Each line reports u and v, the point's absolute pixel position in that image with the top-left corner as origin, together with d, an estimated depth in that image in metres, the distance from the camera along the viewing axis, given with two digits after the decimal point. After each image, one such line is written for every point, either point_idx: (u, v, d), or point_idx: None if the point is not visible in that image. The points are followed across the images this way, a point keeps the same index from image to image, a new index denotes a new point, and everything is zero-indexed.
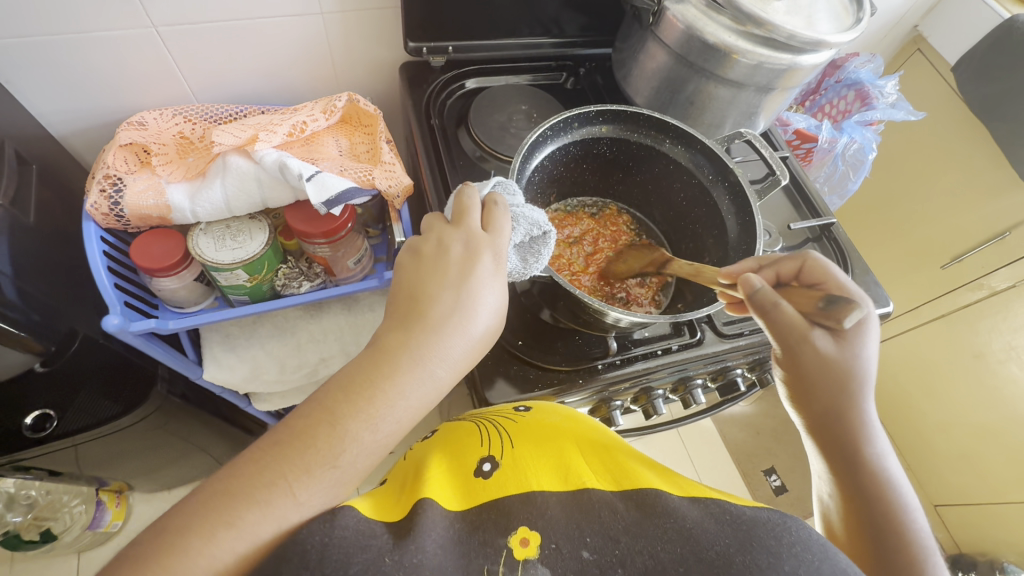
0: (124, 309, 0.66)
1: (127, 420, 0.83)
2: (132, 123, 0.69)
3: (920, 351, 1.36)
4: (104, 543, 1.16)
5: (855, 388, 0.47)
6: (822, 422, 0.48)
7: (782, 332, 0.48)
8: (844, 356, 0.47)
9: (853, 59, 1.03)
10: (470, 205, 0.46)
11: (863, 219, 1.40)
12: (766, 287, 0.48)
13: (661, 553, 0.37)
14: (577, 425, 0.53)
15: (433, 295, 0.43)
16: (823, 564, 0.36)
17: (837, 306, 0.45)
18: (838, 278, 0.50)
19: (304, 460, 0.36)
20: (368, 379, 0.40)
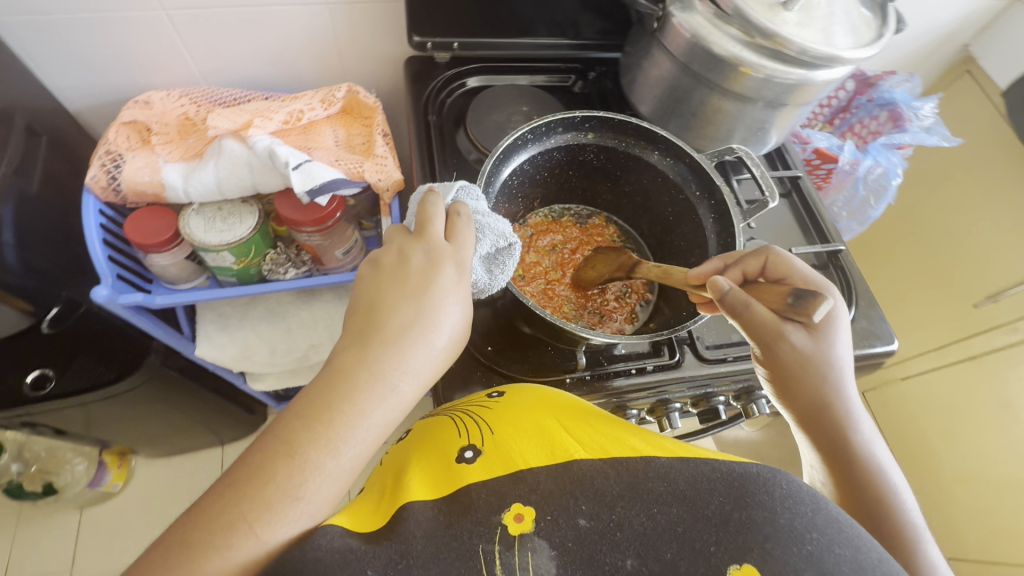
0: (116, 281, 0.68)
1: (122, 386, 0.86)
2: (138, 102, 0.71)
3: (945, 393, 1.27)
4: (104, 502, 1.21)
5: (835, 380, 0.47)
6: (808, 416, 0.48)
7: (758, 332, 0.47)
8: (819, 350, 0.47)
9: (888, 78, 0.97)
10: (432, 210, 0.44)
11: (892, 250, 1.34)
12: (735, 288, 0.47)
13: (658, 513, 0.38)
14: (555, 398, 0.52)
15: (393, 312, 0.40)
16: (818, 517, 0.36)
17: (806, 302, 0.44)
18: (802, 272, 0.49)
19: (263, 496, 0.34)
20: (327, 404, 0.37)
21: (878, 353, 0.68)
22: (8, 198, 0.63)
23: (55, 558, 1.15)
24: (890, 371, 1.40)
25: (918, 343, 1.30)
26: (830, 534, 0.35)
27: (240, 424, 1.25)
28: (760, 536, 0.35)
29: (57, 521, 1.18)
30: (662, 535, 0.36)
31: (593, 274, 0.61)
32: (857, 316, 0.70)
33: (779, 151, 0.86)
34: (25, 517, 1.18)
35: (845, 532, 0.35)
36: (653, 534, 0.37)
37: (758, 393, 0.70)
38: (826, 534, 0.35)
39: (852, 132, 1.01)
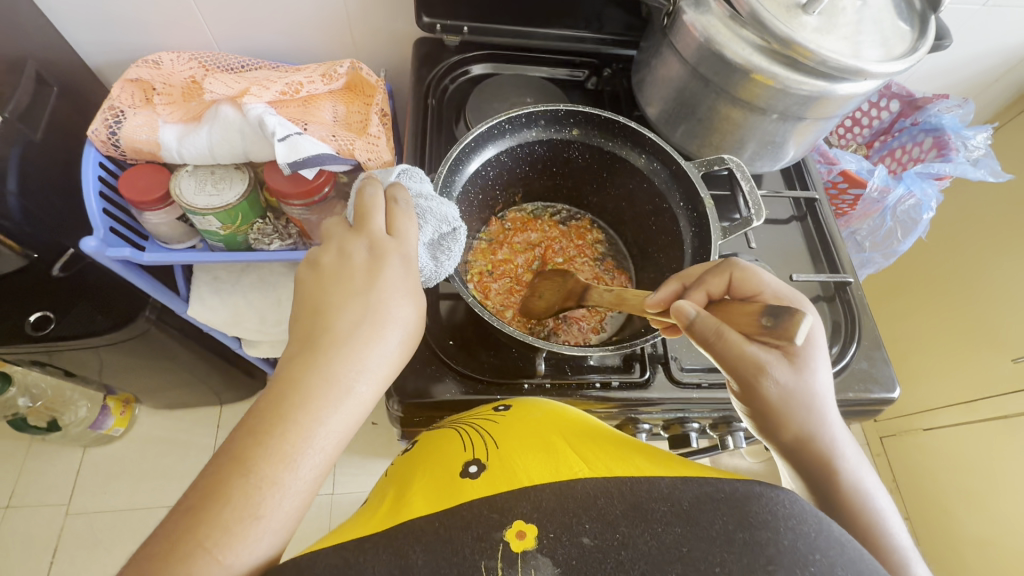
0: (108, 233, 0.68)
1: (120, 336, 0.84)
2: (148, 60, 0.73)
3: (970, 451, 1.15)
4: (106, 446, 1.26)
5: (818, 410, 0.43)
6: (792, 451, 0.44)
7: (733, 364, 0.43)
8: (801, 378, 0.43)
9: (938, 101, 0.88)
10: (369, 204, 0.41)
11: (929, 293, 1.27)
12: (705, 315, 0.43)
13: (663, 532, 0.33)
14: (564, 418, 0.48)
15: (339, 312, 0.38)
16: (822, 538, 0.32)
17: (783, 322, 0.40)
18: (772, 288, 0.46)
19: (219, 517, 0.31)
20: (279, 414, 0.35)
21: (875, 399, 0.62)
22: (13, 142, 0.65)
23: (55, 492, 1.21)
24: (912, 421, 1.30)
25: (950, 394, 1.20)
26: (835, 558, 0.31)
27: (239, 388, 1.27)
28: (766, 560, 0.30)
29: (61, 457, 1.24)
30: (667, 556, 0.31)
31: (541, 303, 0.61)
32: (856, 356, 0.64)
33: (800, 169, 0.80)
34: (34, 449, 1.24)
35: (851, 554, 0.32)
36: (659, 555, 0.32)
37: (737, 425, 0.65)
38: (830, 558, 0.31)
39: (891, 157, 0.94)
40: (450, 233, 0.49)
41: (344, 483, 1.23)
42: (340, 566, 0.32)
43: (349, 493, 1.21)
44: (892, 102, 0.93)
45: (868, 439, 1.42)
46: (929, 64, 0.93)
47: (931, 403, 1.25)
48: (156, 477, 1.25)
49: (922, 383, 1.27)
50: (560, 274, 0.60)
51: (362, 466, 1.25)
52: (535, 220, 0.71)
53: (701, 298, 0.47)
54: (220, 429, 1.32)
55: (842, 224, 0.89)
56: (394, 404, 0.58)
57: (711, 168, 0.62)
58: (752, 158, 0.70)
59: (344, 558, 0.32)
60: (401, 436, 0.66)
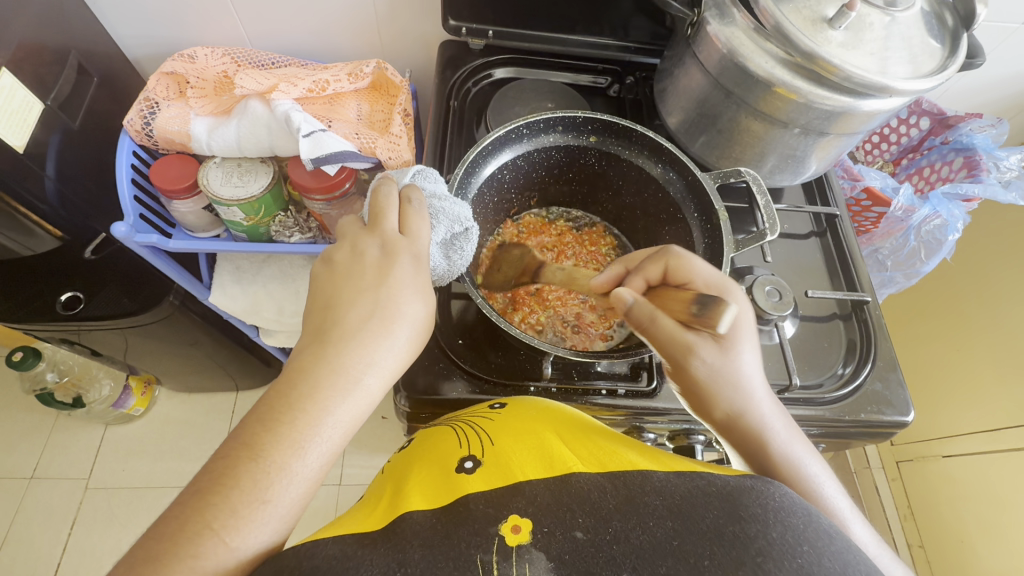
0: (137, 220, 0.70)
1: (145, 318, 0.88)
2: (183, 55, 0.75)
3: (990, 481, 1.11)
4: (126, 424, 1.30)
5: (744, 388, 0.43)
6: (726, 429, 0.44)
7: (664, 348, 0.45)
8: (726, 359, 0.44)
9: (972, 120, 0.85)
10: (384, 203, 0.42)
11: (955, 317, 1.24)
12: (638, 302, 0.45)
13: (654, 526, 0.33)
14: (559, 414, 0.48)
15: (350, 307, 0.39)
16: (810, 530, 0.32)
17: (709, 311, 0.41)
18: (703, 275, 0.46)
19: (227, 502, 0.32)
20: (288, 403, 0.36)
21: (887, 422, 0.61)
22: (54, 130, 0.68)
23: (76, 466, 1.25)
24: (929, 447, 1.26)
25: (971, 421, 1.17)
26: (823, 550, 0.31)
27: (255, 375, 1.30)
28: (755, 552, 0.31)
29: (85, 433, 1.29)
30: (660, 550, 0.32)
31: (499, 277, 0.64)
32: (871, 377, 0.63)
33: (822, 184, 0.78)
34: (60, 423, 1.29)
35: (840, 546, 0.32)
36: (650, 550, 0.32)
37: None
38: (819, 549, 0.31)
39: (919, 175, 0.92)
40: (462, 233, 0.49)
41: (352, 475, 1.24)
42: (341, 557, 0.32)
43: (355, 485, 1.23)
44: (923, 119, 0.91)
45: (883, 463, 1.38)
46: (962, 82, 0.91)
47: (951, 429, 1.21)
48: (173, 458, 1.29)
49: (942, 408, 1.24)
50: (518, 248, 0.65)
51: (370, 459, 1.26)
52: (549, 224, 0.71)
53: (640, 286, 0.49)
54: (236, 415, 1.35)
55: (864, 241, 0.88)
56: (402, 400, 0.59)
57: (728, 180, 0.61)
58: (772, 171, 0.70)
59: (346, 549, 0.33)
60: (408, 432, 0.67)
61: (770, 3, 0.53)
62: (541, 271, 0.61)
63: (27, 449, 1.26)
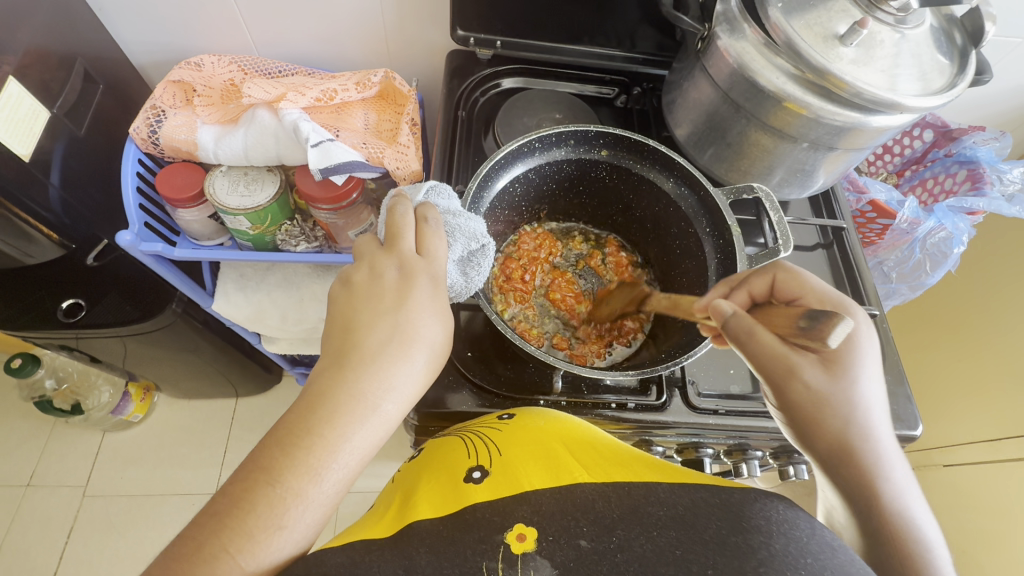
0: (142, 229, 0.70)
1: (149, 325, 0.88)
2: (190, 63, 0.75)
3: (992, 490, 1.12)
4: (126, 431, 1.29)
5: (857, 418, 0.44)
6: (830, 458, 0.44)
7: (764, 363, 0.46)
8: (839, 385, 0.45)
9: (975, 133, 0.86)
10: (402, 223, 0.42)
11: (953, 325, 1.26)
12: (740, 314, 0.47)
13: (658, 535, 0.34)
14: (562, 424, 0.48)
15: (368, 330, 0.39)
16: (814, 541, 0.33)
17: (821, 324, 0.43)
18: (817, 290, 0.49)
19: (244, 526, 0.32)
20: (307, 428, 0.35)
21: (896, 437, 0.61)
22: (59, 137, 0.68)
23: (74, 474, 1.24)
24: (930, 456, 1.27)
25: (973, 431, 1.18)
26: (828, 561, 0.32)
27: (255, 381, 1.29)
28: (755, 562, 0.31)
29: (83, 440, 1.27)
30: (661, 558, 0.33)
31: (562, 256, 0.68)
32: None
33: (827, 197, 0.79)
34: (57, 430, 1.28)
35: (844, 559, 0.32)
36: (652, 557, 0.33)
37: (752, 452, 0.63)
38: (822, 560, 0.32)
39: (923, 187, 0.93)
40: (479, 249, 0.49)
41: (354, 483, 1.24)
42: (351, 565, 0.32)
43: (358, 493, 1.23)
44: (927, 132, 0.92)
45: None
46: (967, 96, 0.91)
47: (951, 439, 1.22)
48: (173, 465, 1.28)
49: (941, 417, 1.25)
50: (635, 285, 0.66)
51: (371, 467, 1.26)
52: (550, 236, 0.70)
53: (744, 299, 0.51)
54: (235, 422, 1.34)
55: (869, 253, 0.88)
56: (410, 413, 0.59)
57: (740, 195, 0.61)
58: (780, 184, 0.70)
59: (358, 557, 0.33)
60: (414, 444, 0.66)
61: (781, 18, 0.54)
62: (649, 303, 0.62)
63: (23, 456, 1.25)
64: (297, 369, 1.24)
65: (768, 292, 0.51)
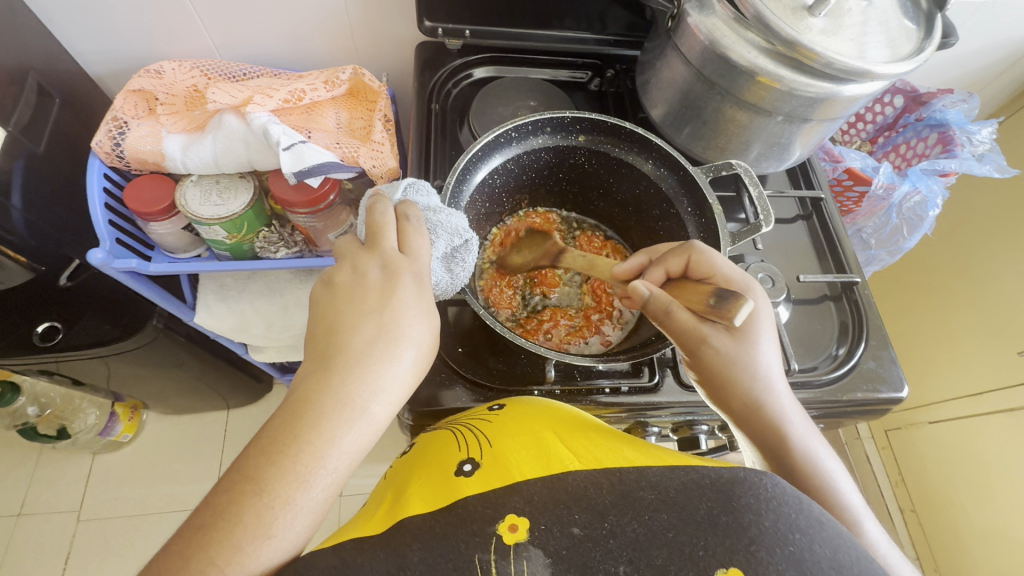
0: (114, 245, 0.69)
1: (129, 344, 0.86)
2: (150, 70, 0.72)
3: (974, 442, 1.16)
4: (116, 451, 1.27)
5: (763, 379, 0.44)
6: (743, 417, 0.43)
7: (678, 338, 0.46)
8: (740, 348, 0.44)
9: (943, 96, 0.88)
10: (382, 223, 0.42)
11: (931, 288, 1.29)
12: (657, 293, 0.46)
13: (649, 519, 0.34)
14: (553, 414, 0.48)
15: (353, 332, 0.38)
16: (802, 517, 0.33)
17: (727, 304, 0.43)
18: (725, 271, 0.47)
19: (230, 539, 0.32)
20: (293, 435, 0.35)
21: (884, 399, 0.62)
22: (18, 156, 0.65)
23: (67, 499, 1.22)
24: (915, 414, 1.31)
25: (955, 387, 1.21)
26: (812, 535, 0.32)
27: (245, 391, 1.28)
28: (746, 540, 0.32)
29: (73, 464, 1.25)
30: (654, 541, 0.33)
31: (519, 260, 0.64)
32: (865, 355, 0.64)
33: (805, 168, 0.79)
34: (44, 456, 1.25)
35: (831, 532, 0.33)
36: (646, 542, 0.33)
37: None
38: (808, 535, 0.32)
39: (896, 153, 0.94)
40: (462, 245, 0.48)
41: (354, 484, 1.24)
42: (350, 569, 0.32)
43: (360, 495, 1.23)
44: (897, 97, 0.92)
45: (872, 432, 1.44)
46: (936, 60, 0.92)
47: (935, 396, 1.26)
48: (169, 481, 1.26)
49: (923, 374, 1.29)
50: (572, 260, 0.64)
51: (370, 468, 1.26)
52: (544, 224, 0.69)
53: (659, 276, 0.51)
54: (228, 435, 1.32)
55: (848, 222, 0.89)
56: (405, 413, 0.59)
57: (720, 173, 0.61)
58: (757, 159, 0.70)
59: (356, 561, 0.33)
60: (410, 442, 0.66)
61: None
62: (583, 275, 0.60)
63: (12, 485, 1.22)
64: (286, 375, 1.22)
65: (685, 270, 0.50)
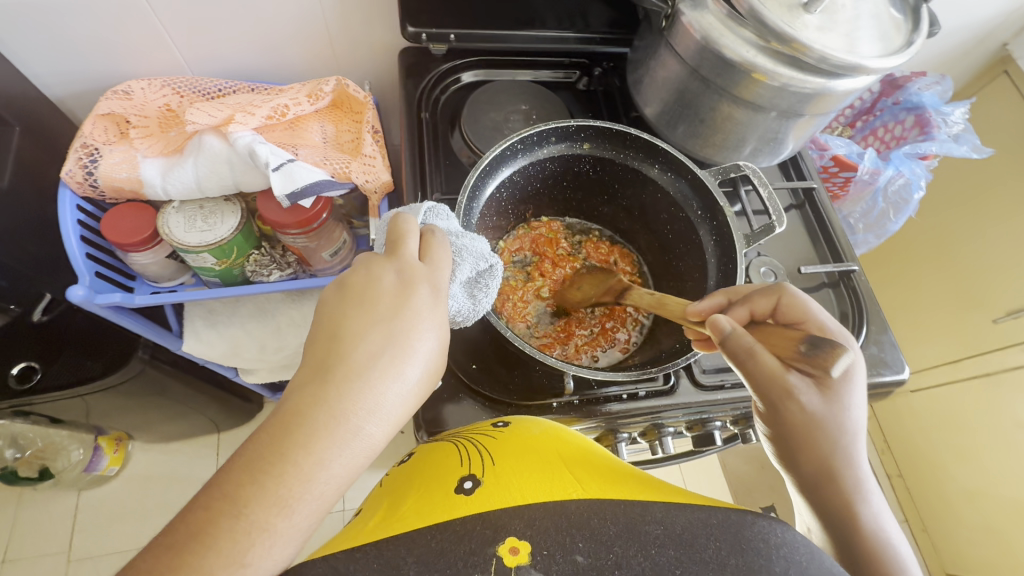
0: (94, 280, 0.65)
1: (114, 379, 0.81)
2: (117, 91, 0.68)
3: (956, 406, 1.22)
4: (104, 486, 1.22)
5: (846, 445, 0.42)
6: (816, 480, 0.43)
7: (761, 386, 0.43)
8: (829, 409, 0.42)
9: (918, 79, 0.90)
10: (405, 229, 0.39)
11: (903, 262, 1.33)
12: (739, 333, 0.44)
13: (657, 553, 0.32)
14: (559, 440, 0.47)
15: (357, 341, 0.34)
16: (813, 565, 0.31)
17: (824, 352, 0.41)
18: (818, 318, 0.46)
19: (201, 564, 0.27)
20: (278, 451, 0.30)
21: (888, 382, 0.64)
22: None
23: (55, 540, 1.16)
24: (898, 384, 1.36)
25: (934, 355, 1.27)
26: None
27: (236, 413, 1.24)
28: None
29: (57, 503, 1.19)
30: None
31: (579, 295, 0.64)
32: (866, 341, 0.66)
33: (794, 159, 0.81)
34: (26, 498, 1.19)
35: None
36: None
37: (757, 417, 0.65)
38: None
39: (875, 136, 0.96)
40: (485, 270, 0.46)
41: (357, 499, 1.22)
42: None
43: None
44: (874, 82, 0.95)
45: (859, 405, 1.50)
46: None
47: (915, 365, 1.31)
48: (163, 512, 1.22)
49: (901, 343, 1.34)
50: (604, 273, 0.63)
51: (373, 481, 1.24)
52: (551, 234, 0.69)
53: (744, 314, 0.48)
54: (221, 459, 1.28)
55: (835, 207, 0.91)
56: (421, 435, 0.57)
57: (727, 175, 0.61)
58: (752, 154, 0.70)
59: None
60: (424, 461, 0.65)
61: None
62: (625, 295, 0.58)
63: None
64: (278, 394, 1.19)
65: (770, 311, 0.49)
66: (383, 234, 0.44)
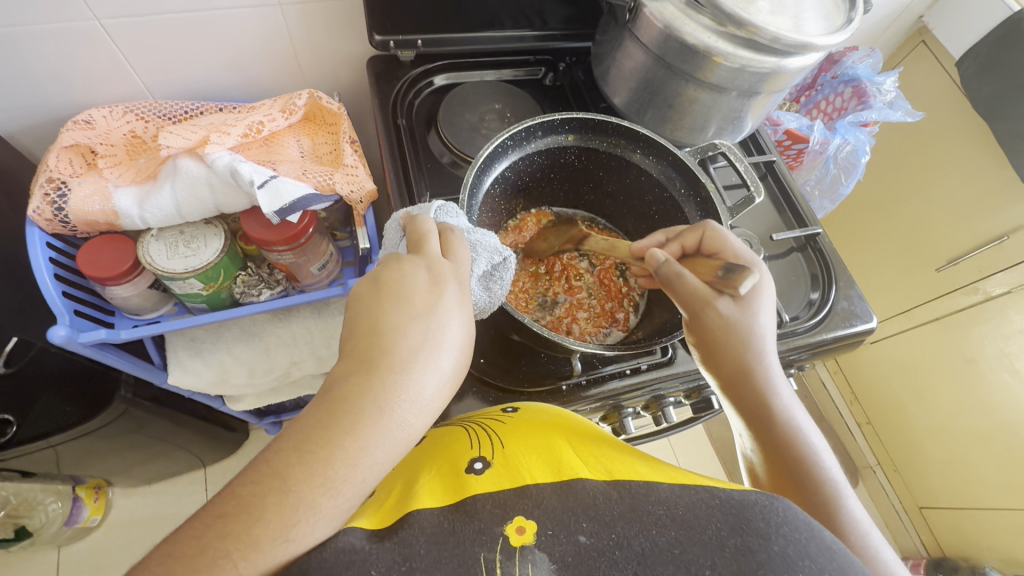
0: (74, 317, 0.62)
1: (96, 424, 0.79)
2: (77, 121, 0.66)
3: (913, 353, 1.32)
4: (87, 537, 1.16)
5: (757, 345, 0.47)
6: (732, 380, 0.47)
7: (685, 301, 0.49)
8: (743, 316, 0.48)
9: (851, 53, 0.98)
10: (425, 230, 0.40)
11: (854, 225, 1.43)
12: (669, 260, 0.50)
13: (657, 534, 0.31)
14: (568, 421, 0.47)
15: (399, 336, 0.35)
16: (812, 545, 0.31)
17: (734, 275, 0.46)
18: (734, 249, 0.50)
19: (251, 535, 0.28)
20: (327, 436, 0.31)
21: (860, 331, 0.69)
22: None
23: None
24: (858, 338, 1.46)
25: (887, 307, 1.37)
26: (823, 565, 0.30)
27: (223, 444, 1.20)
28: (755, 564, 0.29)
29: (36, 563, 1.12)
30: (660, 556, 0.30)
31: (545, 245, 0.70)
32: (837, 297, 0.71)
33: (753, 138, 0.86)
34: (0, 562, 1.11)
35: (840, 562, 0.30)
36: (651, 556, 0.30)
37: None
38: (819, 564, 0.30)
39: (818, 109, 1.04)
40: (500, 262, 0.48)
41: None
42: None
43: None
44: None
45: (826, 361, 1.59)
46: None
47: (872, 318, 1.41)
48: None
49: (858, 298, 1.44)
50: (566, 226, 0.71)
51: None
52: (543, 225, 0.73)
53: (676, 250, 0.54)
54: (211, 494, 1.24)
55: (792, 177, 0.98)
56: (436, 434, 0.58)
57: (704, 154, 0.65)
58: (715, 135, 0.75)
59: None
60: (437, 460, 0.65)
61: None
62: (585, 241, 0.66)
63: None
64: (267, 419, 1.16)
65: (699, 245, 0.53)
66: (400, 239, 0.46)
